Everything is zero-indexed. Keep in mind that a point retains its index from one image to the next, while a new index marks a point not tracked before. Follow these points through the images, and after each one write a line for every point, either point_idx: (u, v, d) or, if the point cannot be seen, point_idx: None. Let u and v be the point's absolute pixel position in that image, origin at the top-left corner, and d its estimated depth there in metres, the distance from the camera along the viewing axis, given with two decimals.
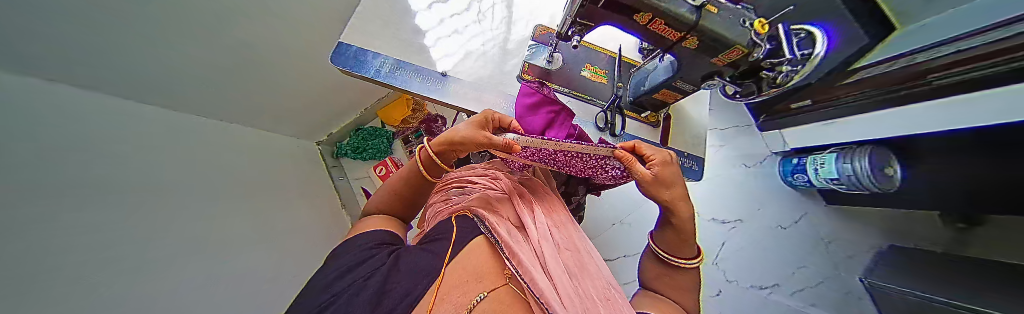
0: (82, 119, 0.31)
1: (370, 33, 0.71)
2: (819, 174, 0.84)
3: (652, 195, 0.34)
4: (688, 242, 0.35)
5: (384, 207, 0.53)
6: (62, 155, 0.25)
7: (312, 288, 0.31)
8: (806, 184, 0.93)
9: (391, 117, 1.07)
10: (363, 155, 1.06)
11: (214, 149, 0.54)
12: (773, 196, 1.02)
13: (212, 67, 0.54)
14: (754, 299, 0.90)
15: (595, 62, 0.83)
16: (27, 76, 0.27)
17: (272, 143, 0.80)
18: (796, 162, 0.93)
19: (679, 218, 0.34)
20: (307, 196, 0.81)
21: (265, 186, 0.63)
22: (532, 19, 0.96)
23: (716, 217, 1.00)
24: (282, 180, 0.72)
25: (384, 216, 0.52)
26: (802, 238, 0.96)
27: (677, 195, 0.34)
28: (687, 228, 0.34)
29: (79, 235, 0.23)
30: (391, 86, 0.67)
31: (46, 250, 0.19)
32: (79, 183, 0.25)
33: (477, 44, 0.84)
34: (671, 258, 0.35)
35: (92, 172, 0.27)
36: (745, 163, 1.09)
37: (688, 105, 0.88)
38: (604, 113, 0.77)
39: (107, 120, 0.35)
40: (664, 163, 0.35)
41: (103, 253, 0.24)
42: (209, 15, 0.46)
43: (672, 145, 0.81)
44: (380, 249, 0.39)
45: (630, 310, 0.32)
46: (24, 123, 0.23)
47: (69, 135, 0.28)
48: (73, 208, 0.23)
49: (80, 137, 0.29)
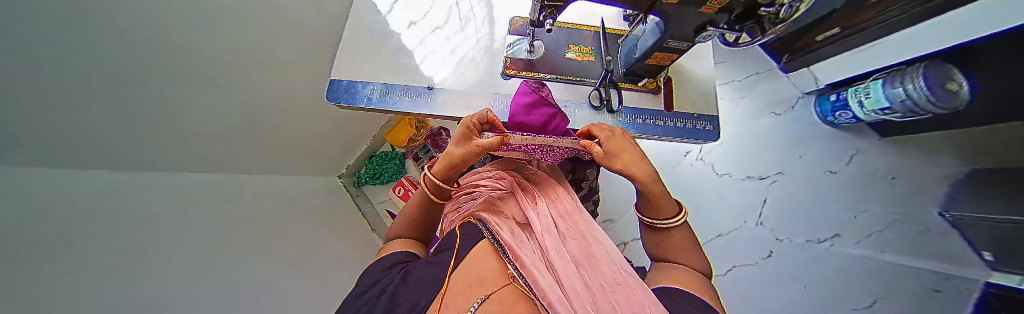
0: (132, 187, 0.35)
1: (349, 62, 0.73)
2: (866, 106, 0.73)
3: (609, 168, 0.37)
4: (662, 201, 0.35)
5: (405, 230, 0.54)
6: (111, 206, 0.30)
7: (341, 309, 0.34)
8: (850, 121, 0.83)
9: (398, 139, 1.18)
10: (382, 180, 1.15)
11: (245, 197, 0.59)
12: (811, 139, 0.93)
13: (230, 123, 0.59)
14: (813, 255, 0.74)
15: (579, 41, 0.79)
16: (88, 160, 0.32)
17: (296, 183, 0.86)
18: (836, 98, 0.84)
19: (645, 185, 0.34)
20: (332, 226, 0.85)
21: (294, 222, 0.67)
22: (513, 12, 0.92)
23: (750, 175, 0.95)
24: (311, 214, 0.77)
25: (406, 238, 0.53)
26: (844, 177, 0.81)
27: (630, 161, 0.35)
28: (653, 189, 0.34)
29: (130, 283, 0.25)
30: (386, 111, 0.70)
31: (92, 299, 0.21)
32: (124, 240, 0.28)
33: (463, 50, 0.81)
34: (653, 221, 0.35)
35: (131, 231, 0.30)
36: (773, 111, 1.02)
37: (689, 64, 0.80)
38: (597, 91, 0.72)
39: (152, 185, 0.39)
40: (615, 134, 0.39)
41: (157, 297, 0.27)
42: (218, 77, 0.51)
43: (678, 109, 0.74)
44: (395, 267, 0.41)
45: (640, 293, 0.30)
46: (61, 198, 0.25)
47: (114, 202, 0.31)
48: (121, 264, 0.26)
49: (127, 203, 0.33)
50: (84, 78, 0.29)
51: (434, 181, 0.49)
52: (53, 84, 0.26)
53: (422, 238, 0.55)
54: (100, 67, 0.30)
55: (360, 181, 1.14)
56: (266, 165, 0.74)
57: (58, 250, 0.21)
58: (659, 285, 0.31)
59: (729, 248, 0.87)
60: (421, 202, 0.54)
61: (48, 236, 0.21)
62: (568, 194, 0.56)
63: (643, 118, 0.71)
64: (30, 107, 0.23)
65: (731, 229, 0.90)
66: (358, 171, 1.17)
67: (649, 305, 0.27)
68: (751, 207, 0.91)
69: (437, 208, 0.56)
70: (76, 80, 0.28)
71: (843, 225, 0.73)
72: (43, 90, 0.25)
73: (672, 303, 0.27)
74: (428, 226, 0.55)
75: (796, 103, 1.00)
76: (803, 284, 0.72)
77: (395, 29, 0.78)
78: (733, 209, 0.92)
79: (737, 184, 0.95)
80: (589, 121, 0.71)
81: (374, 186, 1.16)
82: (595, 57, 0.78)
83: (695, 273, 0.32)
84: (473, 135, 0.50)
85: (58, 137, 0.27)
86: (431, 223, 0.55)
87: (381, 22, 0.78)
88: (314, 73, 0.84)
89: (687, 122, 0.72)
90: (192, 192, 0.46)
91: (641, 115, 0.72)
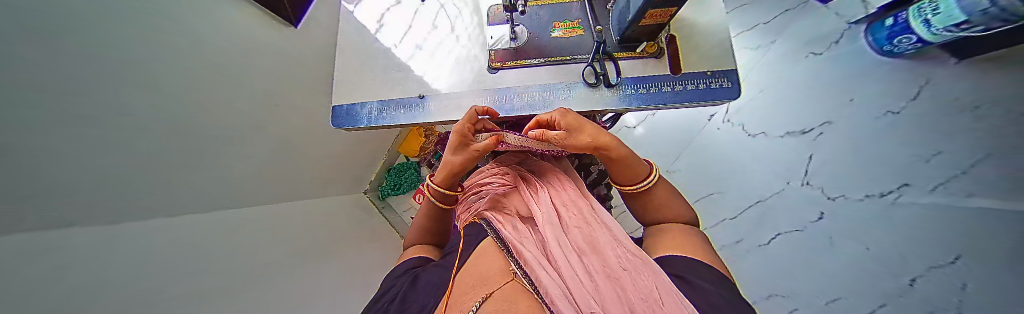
0: (161, 240, 0.39)
1: (338, 83, 0.75)
2: (936, 23, 0.55)
3: (579, 142, 0.40)
4: (630, 161, 0.40)
5: (420, 237, 0.55)
6: (127, 247, 0.33)
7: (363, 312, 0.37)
8: (915, 47, 0.62)
9: (410, 149, 1.33)
10: (403, 189, 1.31)
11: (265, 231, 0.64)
12: None
13: (244, 164, 0.63)
14: (878, 212, 0.55)
15: (564, 16, 0.73)
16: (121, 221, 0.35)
17: (321, 205, 0.94)
18: (891, 23, 0.67)
19: (612, 152, 0.39)
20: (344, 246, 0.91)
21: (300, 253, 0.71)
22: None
23: (790, 130, 0.84)
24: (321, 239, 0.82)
25: (422, 244, 0.54)
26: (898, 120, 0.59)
27: (592, 132, 0.39)
28: (620, 155, 0.40)
29: None
30: (384, 127, 0.71)
31: None
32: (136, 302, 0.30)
33: (451, 50, 0.76)
34: (621, 185, 0.43)
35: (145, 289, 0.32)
36: (812, 51, 0.87)
37: (695, 14, 0.68)
38: (590, 66, 0.64)
39: (182, 234, 0.43)
40: (564, 114, 0.42)
41: None
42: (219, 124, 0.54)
43: (685, 71, 0.63)
44: (408, 272, 0.43)
45: (652, 278, 0.27)
46: (96, 261, 0.29)
47: (136, 260, 0.34)
48: None
49: (150, 258, 0.36)
50: (116, 136, 0.34)
51: (439, 189, 0.52)
52: (73, 163, 0.28)
53: (437, 242, 0.56)
54: (124, 125, 0.35)
55: (384, 194, 1.32)
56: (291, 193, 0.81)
57: (58, 295, 0.23)
58: (665, 254, 0.33)
59: (768, 215, 0.82)
60: (430, 209, 0.56)
61: (54, 279, 0.23)
62: (573, 181, 0.53)
63: (648, 87, 0.63)
64: (65, 169, 0.27)
65: (770, 193, 0.83)
66: (381, 185, 1.34)
67: (667, 293, 0.23)
68: (791, 166, 0.80)
69: (447, 212, 0.56)
70: (111, 138, 0.33)
71: (907, 171, 0.52)
72: (63, 170, 0.27)
73: (691, 291, 0.24)
74: (442, 230, 0.56)
75: (843, 36, 0.82)
76: (868, 245, 0.55)
77: (382, 41, 0.78)
78: (768, 171, 0.86)
79: (773, 144, 0.88)
80: (587, 102, 0.64)
81: (396, 197, 1.34)
82: (584, 30, 0.71)
83: (686, 227, 0.38)
84: (470, 140, 0.50)
85: (95, 193, 0.31)
86: (443, 227, 0.56)
87: (362, 37, 0.78)
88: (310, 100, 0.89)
89: (701, 82, 0.62)
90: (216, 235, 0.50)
91: (645, 84, 0.64)
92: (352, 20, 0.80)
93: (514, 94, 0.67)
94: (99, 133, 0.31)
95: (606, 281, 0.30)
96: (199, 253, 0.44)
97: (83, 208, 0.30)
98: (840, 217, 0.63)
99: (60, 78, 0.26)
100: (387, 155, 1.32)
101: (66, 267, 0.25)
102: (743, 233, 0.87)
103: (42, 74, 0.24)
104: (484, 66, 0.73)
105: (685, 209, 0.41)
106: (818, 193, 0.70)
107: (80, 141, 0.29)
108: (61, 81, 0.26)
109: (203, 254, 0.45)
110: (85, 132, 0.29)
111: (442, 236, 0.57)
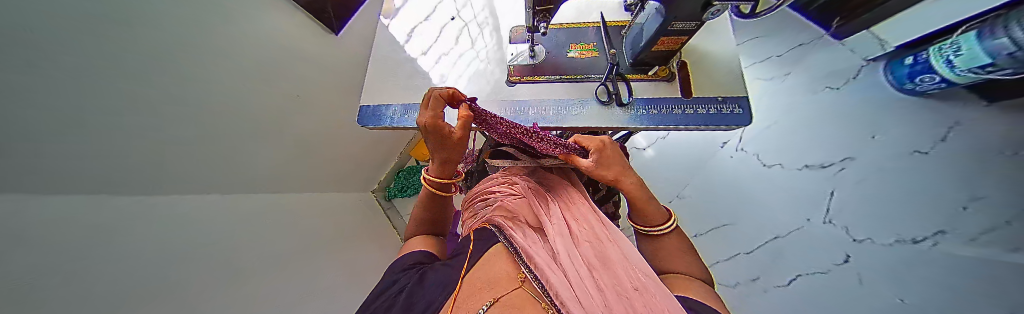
0: (158, 222, 0.40)
1: (367, 87, 0.82)
2: (959, 65, 0.59)
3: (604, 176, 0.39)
4: (653, 206, 0.39)
5: (419, 227, 0.53)
6: (105, 233, 0.32)
7: (363, 306, 0.36)
8: (939, 87, 0.68)
9: (420, 153, 1.38)
10: (409, 192, 1.33)
11: (269, 221, 0.65)
12: (886, 117, 0.76)
13: (252, 153, 0.66)
14: (908, 255, 0.62)
15: (580, 39, 0.80)
16: (110, 201, 0.36)
17: (326, 201, 0.96)
18: (911, 62, 0.71)
19: (628, 188, 0.40)
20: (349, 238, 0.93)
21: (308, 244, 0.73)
22: (517, 16, 0.89)
23: (808, 164, 0.80)
24: (329, 231, 0.84)
25: (421, 235, 0.52)
26: (923, 162, 0.67)
27: (618, 171, 0.39)
28: (642, 197, 0.39)
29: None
30: (405, 128, 0.75)
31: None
32: (125, 278, 0.31)
33: (475, 62, 0.84)
34: (648, 229, 0.39)
35: (136, 266, 0.33)
36: (830, 85, 0.88)
37: (707, 42, 0.73)
38: (604, 85, 0.68)
39: (182, 219, 0.45)
40: (602, 146, 0.40)
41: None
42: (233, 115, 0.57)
43: (697, 95, 0.66)
44: (410, 270, 0.40)
45: (664, 299, 0.27)
46: (82, 236, 0.30)
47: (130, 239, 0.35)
48: (117, 298, 0.28)
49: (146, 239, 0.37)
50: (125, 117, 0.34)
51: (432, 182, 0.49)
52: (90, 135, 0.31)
53: (437, 232, 0.54)
54: (143, 106, 0.36)
55: (391, 195, 1.34)
56: (292, 185, 0.82)
57: (47, 263, 0.24)
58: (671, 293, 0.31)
59: (782, 252, 0.75)
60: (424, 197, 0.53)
61: (41, 257, 0.23)
62: (582, 195, 0.53)
63: (658, 109, 0.65)
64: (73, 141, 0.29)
65: (790, 227, 0.76)
66: (388, 185, 1.38)
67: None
68: (814, 201, 0.75)
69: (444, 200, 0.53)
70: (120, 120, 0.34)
71: (944, 219, 0.61)
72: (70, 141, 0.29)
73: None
74: (437, 219, 0.53)
75: (859, 73, 0.86)
76: (900, 295, 0.60)
77: (411, 53, 0.85)
78: (788, 204, 0.78)
79: (793, 177, 0.80)
80: (600, 117, 0.66)
81: (403, 198, 1.35)
82: (598, 52, 0.77)
83: (690, 278, 0.34)
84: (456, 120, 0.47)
85: (63, 180, 0.30)
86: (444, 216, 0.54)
87: (395, 47, 0.86)
88: (337, 99, 0.95)
89: (710, 107, 0.63)
90: (213, 224, 0.51)
91: (655, 106, 0.66)
92: (386, 33, 0.88)
93: (529, 106, 0.70)
94: (114, 114, 0.32)
95: (615, 296, 0.29)
96: (192, 241, 0.44)
97: (48, 187, 0.29)
98: (873, 263, 0.64)
99: (101, 60, 0.28)
100: (398, 157, 1.37)
101: (52, 248, 0.25)
102: (760, 269, 0.76)
103: (102, 58, 0.28)
104: (503, 80, 0.78)
105: (696, 266, 0.36)
106: (843, 233, 0.69)
107: (109, 116, 0.32)
108: (101, 63, 0.28)
109: (199, 241, 0.45)
110: (103, 112, 0.31)
111: (437, 225, 0.54)
